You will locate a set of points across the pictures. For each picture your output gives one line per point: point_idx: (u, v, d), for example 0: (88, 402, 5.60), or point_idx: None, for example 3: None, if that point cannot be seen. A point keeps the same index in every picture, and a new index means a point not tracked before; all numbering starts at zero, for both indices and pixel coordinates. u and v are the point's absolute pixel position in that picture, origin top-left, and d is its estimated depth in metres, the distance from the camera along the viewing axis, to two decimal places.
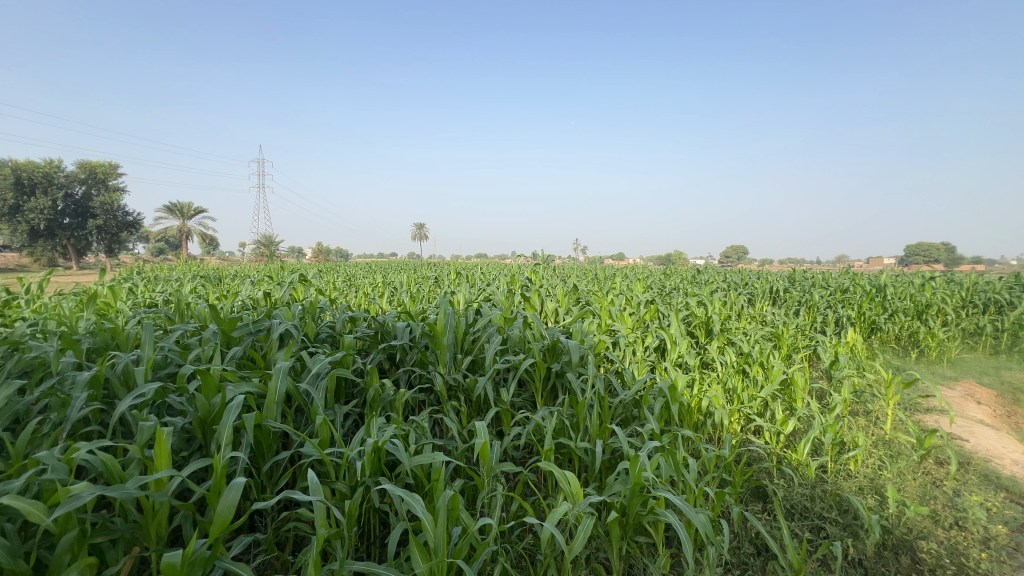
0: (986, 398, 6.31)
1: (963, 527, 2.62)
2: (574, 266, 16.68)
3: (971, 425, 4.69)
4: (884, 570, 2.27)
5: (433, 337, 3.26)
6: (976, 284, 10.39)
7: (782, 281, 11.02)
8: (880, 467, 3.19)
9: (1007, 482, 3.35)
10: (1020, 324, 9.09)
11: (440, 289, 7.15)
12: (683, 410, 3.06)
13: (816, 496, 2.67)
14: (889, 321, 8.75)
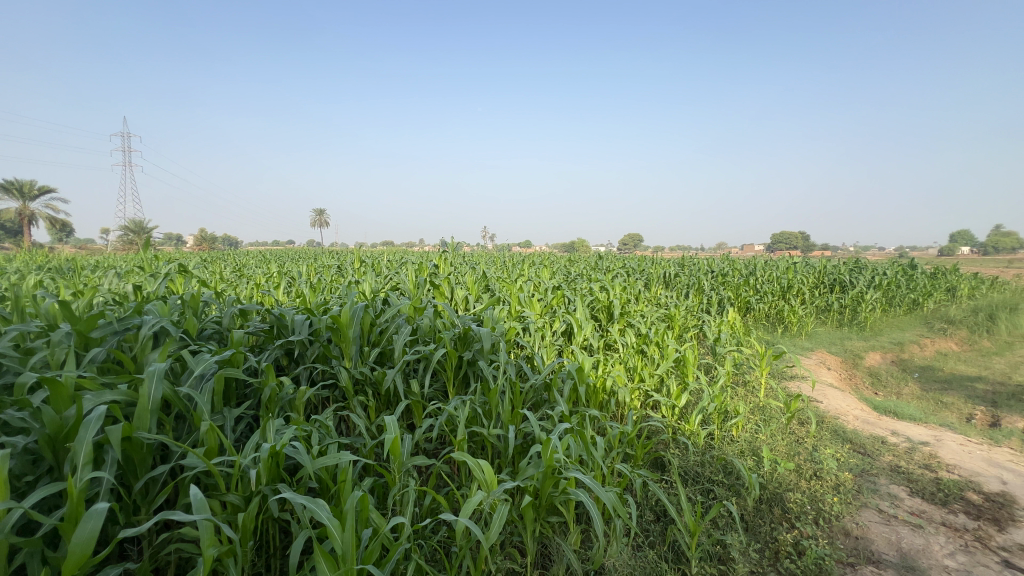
0: (834, 364, 7.41)
1: (820, 476, 3.04)
2: (483, 253, 16.79)
3: (823, 388, 5.48)
4: (761, 521, 2.56)
5: (337, 330, 3.06)
6: (825, 268, 12.13)
7: (673, 267, 12.00)
8: (757, 431, 3.60)
9: (852, 435, 3.97)
10: (858, 300, 10.80)
11: (342, 278, 6.78)
12: (590, 391, 3.20)
13: (705, 461, 2.93)
14: (760, 301, 9.93)
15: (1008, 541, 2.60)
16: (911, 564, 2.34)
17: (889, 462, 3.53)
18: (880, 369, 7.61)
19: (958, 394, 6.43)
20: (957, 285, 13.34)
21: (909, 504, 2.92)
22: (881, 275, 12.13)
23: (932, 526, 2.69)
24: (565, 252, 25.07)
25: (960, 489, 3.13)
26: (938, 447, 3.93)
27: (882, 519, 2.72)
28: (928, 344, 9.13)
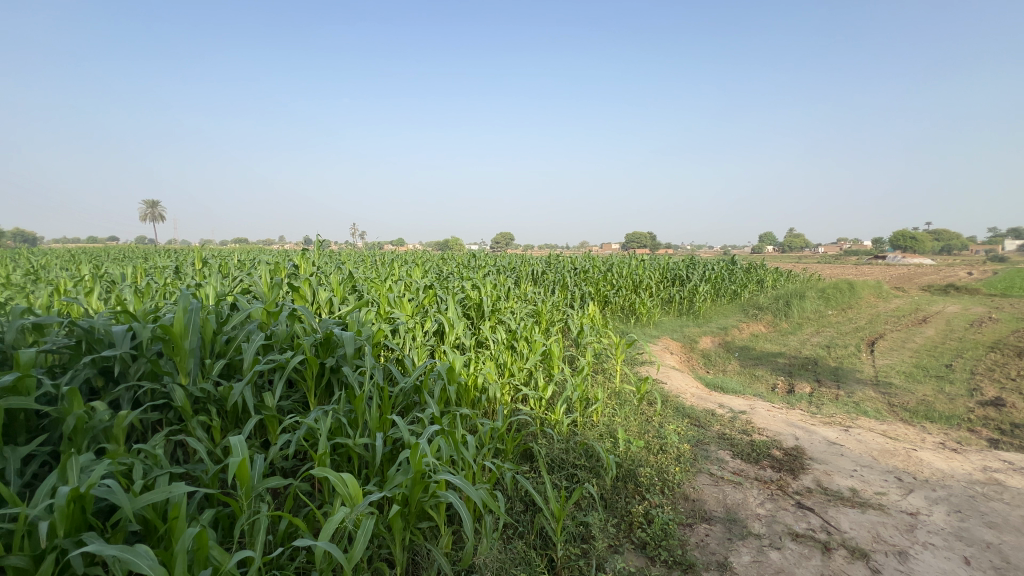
0: (676, 349, 8.47)
1: (666, 449, 3.43)
2: (351, 251, 15.96)
3: (667, 371, 6.21)
4: (617, 497, 2.80)
5: (169, 342, 2.63)
6: (668, 264, 13.80)
7: (540, 264, 12.62)
8: (614, 414, 3.95)
9: (689, 410, 4.56)
10: (693, 292, 12.50)
11: (180, 281, 5.89)
12: (461, 390, 3.21)
13: (569, 447, 3.12)
14: (616, 295, 10.94)
15: (800, 486, 3.21)
16: (734, 516, 2.76)
17: (717, 430, 4.14)
18: (710, 351, 8.89)
19: (766, 368, 7.79)
20: (764, 277, 16.13)
21: (732, 465, 3.45)
22: (711, 270, 14.16)
23: (748, 482, 3.21)
24: (439, 249, 24.88)
25: (768, 448, 3.79)
26: (753, 414, 4.70)
27: (712, 480, 3.17)
28: (745, 328, 10.92)
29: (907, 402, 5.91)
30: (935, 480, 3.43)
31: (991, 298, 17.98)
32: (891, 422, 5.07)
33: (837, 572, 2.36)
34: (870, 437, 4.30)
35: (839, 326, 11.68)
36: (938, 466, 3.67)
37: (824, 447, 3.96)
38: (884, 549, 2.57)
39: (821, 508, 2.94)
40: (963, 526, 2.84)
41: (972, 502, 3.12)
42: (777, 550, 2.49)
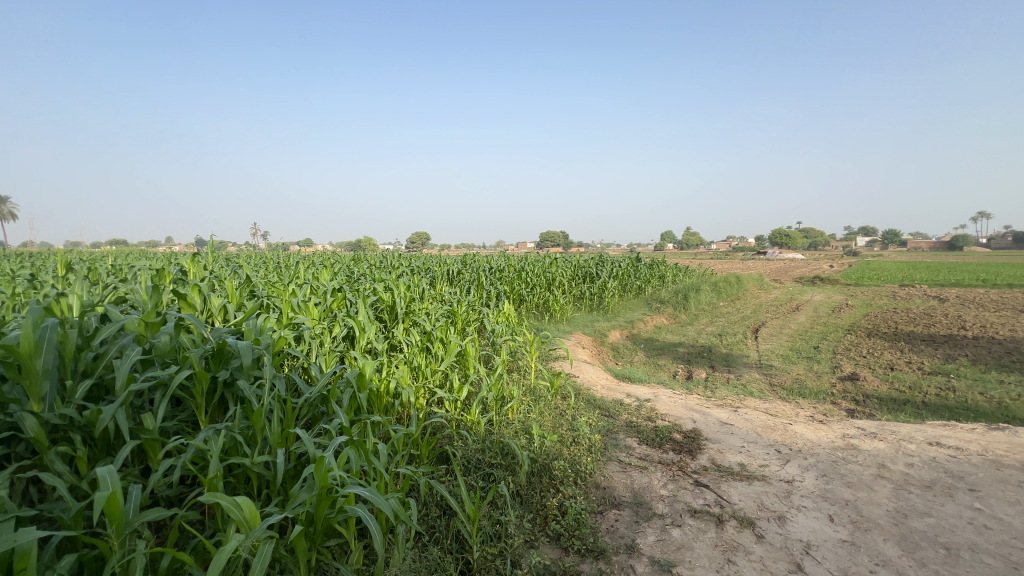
0: (588, 343, 8.84)
1: (578, 441, 3.56)
2: (251, 253, 14.77)
3: (579, 365, 6.46)
4: (533, 492, 2.85)
5: (15, 363, 2.24)
6: (579, 262, 14.36)
7: (456, 264, 12.54)
8: (529, 410, 4.02)
9: (600, 401, 4.78)
10: (602, 288, 13.12)
11: (34, 290, 5.07)
12: (372, 396, 3.08)
13: (485, 447, 3.12)
14: (530, 293, 11.17)
15: (698, 465, 3.49)
16: (640, 499, 2.94)
17: (625, 419, 4.38)
18: (619, 344, 9.39)
19: (668, 357, 8.39)
20: (665, 273, 17.36)
21: (638, 451, 3.66)
22: (618, 267, 14.95)
23: (653, 465, 3.42)
24: (350, 250, 23.80)
25: (669, 432, 4.08)
26: (656, 401, 5.04)
27: (621, 467, 3.34)
28: (649, 321, 11.68)
29: (785, 381, 6.67)
30: (806, 449, 3.89)
31: (847, 287, 20.87)
32: (772, 401, 5.68)
33: (728, 541, 2.59)
34: (755, 415, 4.78)
35: (729, 316, 12.90)
36: (809, 437, 4.18)
37: (718, 427, 4.34)
38: (767, 516, 2.87)
39: (715, 483, 3.21)
40: (828, 487, 3.26)
41: (834, 466, 3.59)
42: (678, 527, 2.68)
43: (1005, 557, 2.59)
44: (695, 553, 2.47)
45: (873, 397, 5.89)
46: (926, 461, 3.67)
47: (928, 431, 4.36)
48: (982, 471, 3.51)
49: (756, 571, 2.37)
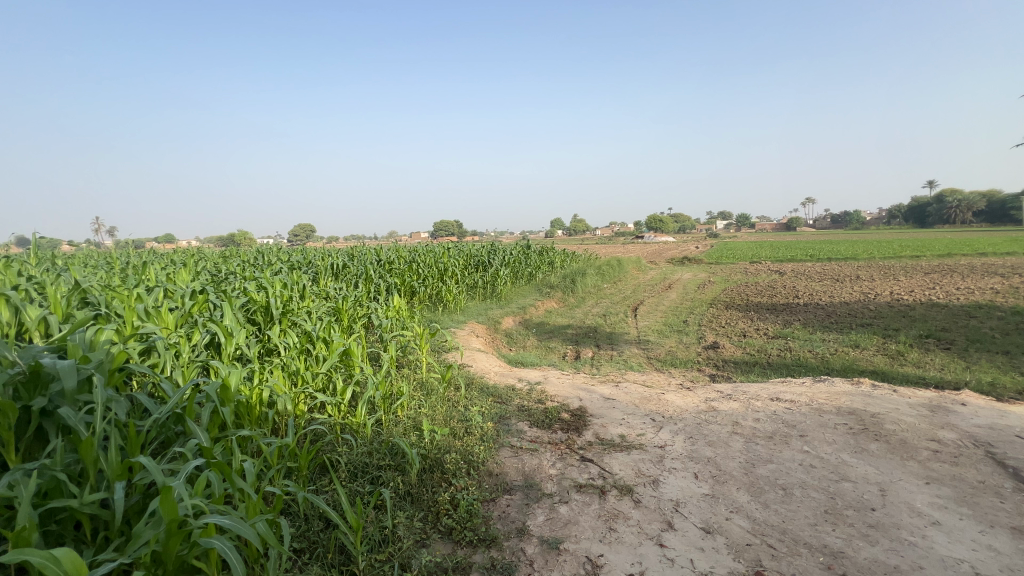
0: (482, 331, 8.90)
1: (470, 431, 3.56)
2: (88, 253, 12.59)
3: (472, 354, 6.50)
4: (425, 489, 2.79)
5: None
6: (471, 251, 14.40)
7: (342, 257, 11.85)
8: (420, 405, 3.94)
9: (492, 389, 4.83)
10: (495, 276, 13.30)
11: None
12: (240, 409, 2.78)
13: (372, 450, 2.99)
14: (422, 285, 10.95)
15: (583, 442, 3.68)
16: (530, 481, 3.03)
17: (517, 403, 4.49)
18: (512, 330, 9.60)
19: (558, 339, 8.76)
20: (554, 259, 18.08)
21: (529, 434, 3.77)
22: (509, 254, 15.23)
23: (543, 447, 3.55)
24: (218, 245, 21.34)
25: (558, 412, 4.26)
26: (546, 383, 5.24)
27: (512, 452, 3.42)
28: (540, 306, 12.10)
29: (659, 354, 7.34)
30: (676, 415, 4.31)
31: (709, 266, 23.48)
32: (649, 373, 6.21)
33: (610, 510, 2.78)
34: (634, 388, 5.18)
35: (612, 297, 13.83)
36: (679, 404, 4.63)
37: (601, 403, 4.63)
38: (643, 481, 3.13)
39: (598, 457, 3.42)
40: (694, 448, 3.64)
41: (699, 428, 4.02)
42: (566, 504, 2.81)
43: (826, 489, 3.10)
44: (580, 526, 2.61)
45: (730, 362, 6.70)
46: (769, 415, 4.27)
47: (770, 388, 5.07)
48: (810, 418, 4.17)
49: (633, 535, 2.58)
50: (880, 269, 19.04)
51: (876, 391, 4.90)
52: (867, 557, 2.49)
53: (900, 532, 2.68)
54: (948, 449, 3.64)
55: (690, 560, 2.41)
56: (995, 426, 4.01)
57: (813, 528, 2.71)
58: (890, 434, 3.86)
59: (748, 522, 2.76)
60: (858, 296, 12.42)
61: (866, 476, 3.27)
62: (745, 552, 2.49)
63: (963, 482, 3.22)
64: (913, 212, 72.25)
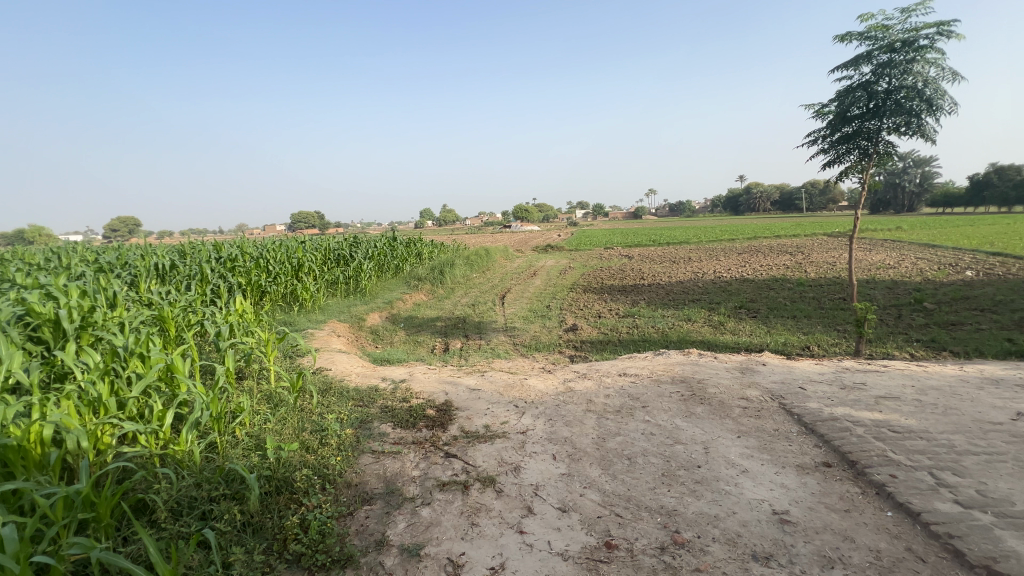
0: (344, 330, 8.38)
1: (325, 442, 3.38)
2: None
3: (331, 355, 6.07)
4: (269, 516, 2.55)
5: None
6: (331, 243, 13.41)
7: (170, 255, 10.21)
8: (266, 422, 3.57)
9: (353, 392, 4.56)
10: (358, 271, 12.61)
11: None
12: (9, 455, 2.20)
13: (201, 481, 2.63)
14: (273, 283, 9.93)
15: (448, 437, 3.72)
16: (391, 487, 3.02)
17: (380, 405, 4.31)
18: (378, 326, 9.18)
19: (427, 333, 8.60)
20: (421, 250, 17.75)
21: (392, 436, 3.72)
22: (374, 246, 14.50)
23: (406, 448, 3.53)
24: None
25: (423, 410, 4.20)
26: (411, 380, 5.10)
27: (373, 458, 3.37)
28: (408, 299, 11.80)
29: (525, 340, 7.61)
30: (538, 399, 4.51)
31: (569, 252, 25.00)
32: (514, 359, 6.40)
33: (472, 505, 2.86)
34: (499, 376, 5.30)
35: (481, 286, 14.01)
36: (540, 387, 4.84)
37: (467, 394, 4.66)
38: (505, 470, 3.26)
39: (462, 451, 3.49)
40: (553, 429, 3.85)
41: (557, 410, 4.24)
42: (428, 506, 2.85)
43: (662, 453, 3.49)
44: (442, 527, 2.65)
45: (587, 342, 7.23)
46: (618, 390, 4.67)
47: (619, 365, 5.55)
48: (651, 390, 4.66)
49: (495, 527, 2.67)
50: (705, 251, 22.11)
51: (702, 359, 5.65)
52: (694, 510, 2.85)
53: (719, 483, 3.12)
54: (754, 404, 4.33)
55: (547, 543, 2.56)
56: (785, 381, 4.88)
57: (652, 491, 3.03)
58: (712, 396, 4.48)
59: (599, 495, 2.99)
60: (690, 275, 14.25)
61: (694, 436, 3.74)
62: (596, 525, 2.70)
63: (764, 432, 3.86)
64: (729, 201, 85.15)
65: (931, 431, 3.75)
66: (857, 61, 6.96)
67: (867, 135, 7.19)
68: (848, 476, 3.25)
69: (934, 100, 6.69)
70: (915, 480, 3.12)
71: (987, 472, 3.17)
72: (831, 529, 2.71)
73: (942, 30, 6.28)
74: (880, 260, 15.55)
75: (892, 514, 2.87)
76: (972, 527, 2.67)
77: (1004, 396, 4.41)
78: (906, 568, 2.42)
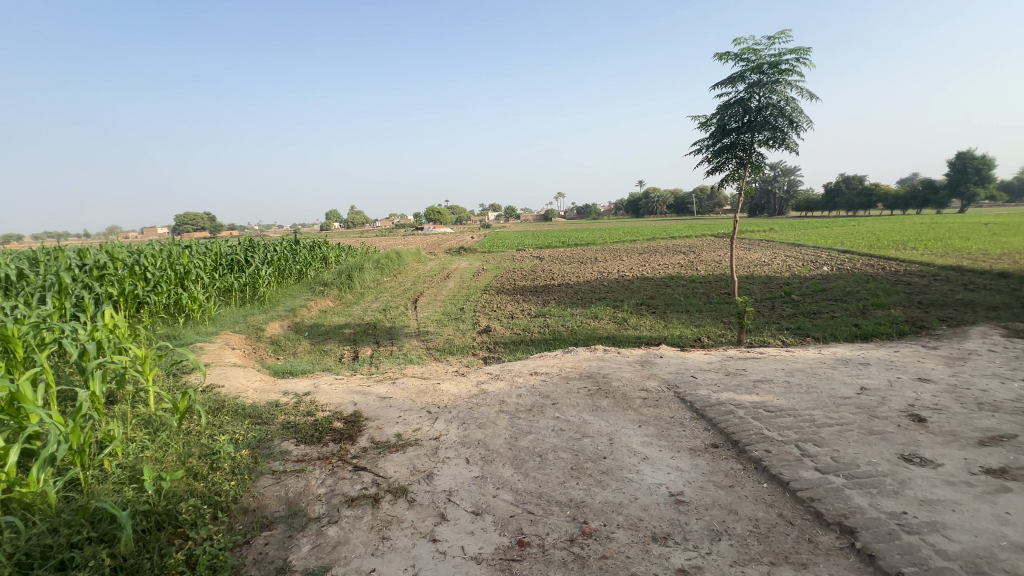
0: (239, 342, 7.72)
1: (216, 467, 3.12)
2: None
3: (223, 371, 5.54)
4: (147, 556, 2.30)
5: None
6: (223, 246, 12.27)
7: (17, 262, 8.72)
8: (143, 450, 3.19)
9: (249, 409, 4.21)
10: (255, 277, 11.66)
11: None
12: None
13: (58, 526, 2.31)
14: (153, 292, 8.86)
15: (357, 449, 3.58)
16: (294, 509, 2.84)
17: (281, 421, 4.03)
18: (279, 336, 8.56)
19: (334, 341, 8.17)
20: (327, 254, 16.87)
21: (295, 453, 3.50)
22: (273, 250, 13.47)
23: (311, 465, 3.34)
24: None
25: (329, 423, 4.00)
26: (317, 392, 4.82)
27: (273, 479, 3.14)
28: (313, 306, 11.15)
29: (438, 344, 7.52)
30: (450, 403, 4.48)
31: (481, 255, 25.12)
32: (428, 364, 6.31)
33: (383, 518, 2.77)
34: (411, 382, 5.17)
35: (392, 291, 13.62)
36: (453, 391, 4.80)
37: (377, 403, 4.51)
38: (417, 478, 3.19)
39: (372, 463, 3.37)
40: (466, 433, 3.84)
41: (470, 413, 4.24)
42: (335, 524, 2.71)
43: (571, 448, 3.62)
44: (351, 545, 2.54)
45: (500, 343, 7.31)
46: (529, 389, 4.77)
47: (531, 364, 5.69)
48: (560, 387, 4.82)
49: (407, 538, 2.61)
50: (609, 252, 23.36)
51: (607, 355, 5.96)
52: (600, 500, 2.99)
53: (623, 472, 3.31)
54: (653, 395, 4.66)
55: (461, 548, 2.54)
56: (679, 371, 5.30)
57: (562, 485, 3.13)
58: (616, 389, 4.74)
59: (512, 494, 3.03)
60: (596, 275, 14.98)
61: (600, 429, 3.93)
62: (509, 525, 2.73)
63: (662, 419, 4.16)
64: (631, 205, 90.74)
65: (798, 408, 4.28)
66: (734, 80, 7.75)
67: (743, 146, 8.00)
68: (732, 455, 3.61)
69: (794, 118, 7.64)
70: (785, 453, 3.53)
71: (840, 440, 3.69)
72: (719, 505, 2.99)
73: (800, 56, 7.22)
74: (757, 259, 17.49)
75: (768, 485, 3.23)
76: (829, 489, 3.08)
77: (851, 373, 5.15)
78: (779, 532, 2.73)
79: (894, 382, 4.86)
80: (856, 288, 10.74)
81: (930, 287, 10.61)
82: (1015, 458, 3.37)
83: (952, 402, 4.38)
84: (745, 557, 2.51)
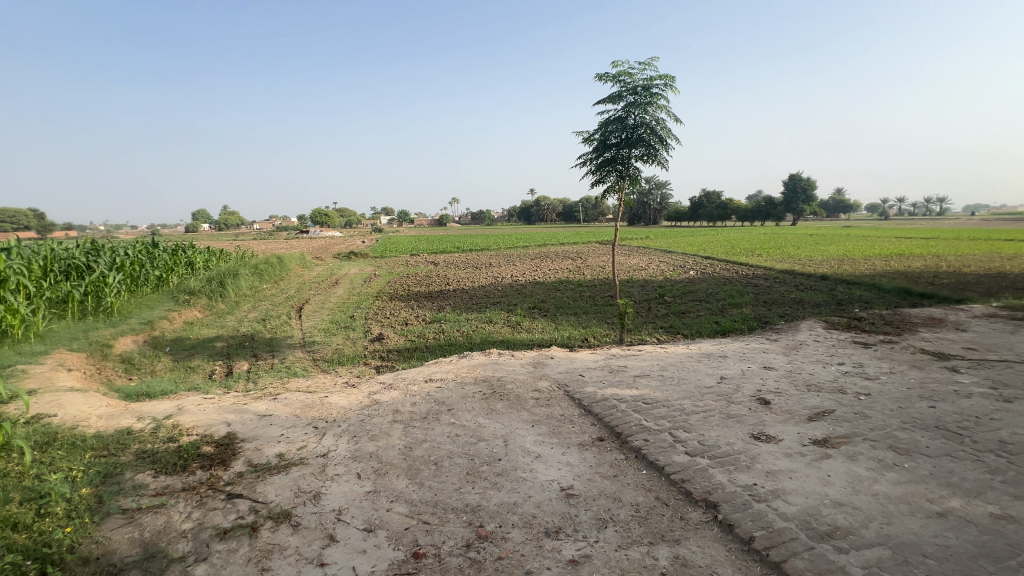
0: (77, 361, 6.56)
1: (45, 514, 2.62)
2: None
3: (55, 397, 4.65)
4: None
5: None
6: (54, 247, 10.31)
7: None
8: None
9: (92, 440, 3.60)
10: (100, 285, 9.99)
11: None
12: None
13: None
14: None
15: (230, 475, 3.23)
16: (152, 551, 2.49)
17: (134, 451, 3.50)
18: (132, 353, 7.42)
19: (202, 356, 7.30)
20: (193, 258, 15.02)
21: (152, 486, 3.06)
22: (123, 254, 11.65)
23: (174, 498, 2.94)
24: None
25: (195, 449, 3.56)
26: (181, 415, 4.26)
27: (125, 518, 2.72)
28: (176, 317, 9.85)
29: (325, 354, 7.07)
30: (340, 416, 4.24)
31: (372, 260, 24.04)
32: (314, 377, 5.89)
33: (263, 548, 2.53)
34: (295, 397, 4.79)
35: (272, 299, 12.54)
36: (343, 404, 4.55)
37: (254, 422, 4.11)
38: (302, 500, 2.96)
39: (249, 489, 3.06)
40: (356, 447, 3.66)
41: (362, 425, 4.04)
42: (204, 562, 2.42)
43: (467, 453, 3.61)
44: None
45: (394, 351, 7.09)
46: (423, 396, 4.68)
47: (426, 371, 5.59)
48: (455, 392, 4.80)
49: (291, 566, 2.41)
50: (503, 258, 23.86)
51: (501, 358, 6.06)
52: (496, 502, 3.03)
53: (517, 472, 3.39)
54: (545, 394, 4.83)
55: (351, 569, 2.41)
56: (569, 370, 5.57)
57: (458, 491, 3.11)
58: (510, 392, 4.84)
59: (406, 506, 2.95)
60: (490, 279, 15.16)
61: (495, 432, 3.98)
62: (403, 538, 2.66)
63: (553, 418, 4.34)
64: (523, 212, 93.54)
65: (672, 399, 4.73)
66: (612, 98, 8.38)
67: (622, 160, 8.66)
68: (617, 446, 3.87)
69: (664, 137, 8.45)
70: (660, 440, 3.88)
71: (705, 425, 4.14)
72: (604, 494, 3.19)
73: (667, 83, 8.02)
74: (635, 264, 19.00)
75: (647, 471, 3.52)
76: (696, 470, 3.44)
77: (713, 365, 5.82)
78: (656, 513, 2.99)
79: (746, 372, 5.59)
80: (716, 290, 12.17)
81: (772, 288, 12.39)
82: (834, 429, 4.07)
83: (789, 385, 5.16)
84: (628, 540, 2.71)
